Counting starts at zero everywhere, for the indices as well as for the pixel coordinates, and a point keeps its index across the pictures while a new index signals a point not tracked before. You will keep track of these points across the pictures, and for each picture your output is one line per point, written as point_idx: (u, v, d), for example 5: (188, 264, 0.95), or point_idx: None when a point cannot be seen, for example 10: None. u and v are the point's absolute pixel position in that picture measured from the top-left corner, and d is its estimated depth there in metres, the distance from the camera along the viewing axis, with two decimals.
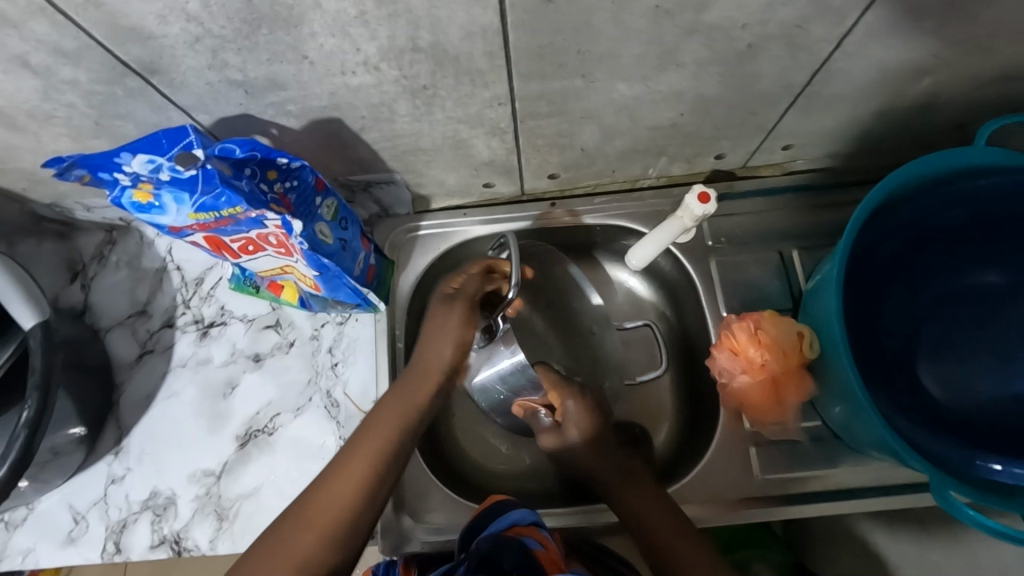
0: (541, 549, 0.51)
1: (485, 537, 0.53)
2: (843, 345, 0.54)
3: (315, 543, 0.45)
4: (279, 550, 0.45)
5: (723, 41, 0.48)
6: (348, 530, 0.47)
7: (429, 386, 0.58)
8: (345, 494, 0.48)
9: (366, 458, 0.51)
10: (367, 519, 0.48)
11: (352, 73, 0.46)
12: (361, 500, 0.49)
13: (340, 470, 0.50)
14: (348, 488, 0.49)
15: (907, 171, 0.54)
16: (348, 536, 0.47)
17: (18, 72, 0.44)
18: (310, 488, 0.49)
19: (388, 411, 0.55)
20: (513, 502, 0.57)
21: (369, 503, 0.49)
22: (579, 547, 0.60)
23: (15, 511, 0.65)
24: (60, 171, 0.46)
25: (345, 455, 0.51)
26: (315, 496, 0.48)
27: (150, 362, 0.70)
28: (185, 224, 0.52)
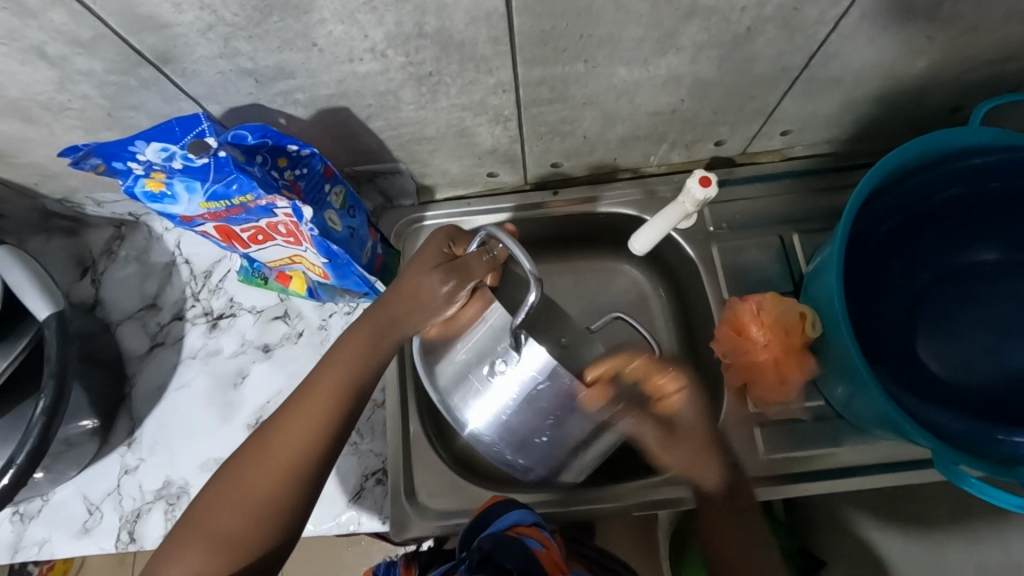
0: (543, 549, 0.51)
1: (487, 535, 0.52)
2: (846, 322, 0.54)
3: (277, 481, 0.47)
4: (239, 486, 0.46)
5: (721, 24, 0.49)
6: (309, 465, 0.48)
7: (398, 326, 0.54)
8: (303, 433, 0.49)
9: (332, 393, 0.51)
10: (328, 454, 0.50)
11: (360, 60, 0.48)
12: (323, 437, 0.49)
13: (303, 406, 0.50)
14: (309, 427, 0.49)
15: (906, 150, 0.55)
16: (308, 475, 0.48)
17: (34, 63, 0.45)
18: (272, 419, 0.50)
19: (353, 342, 0.53)
20: (514, 503, 0.57)
21: (329, 444, 0.49)
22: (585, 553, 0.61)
23: (30, 503, 0.66)
24: (75, 160, 0.47)
25: (308, 388, 0.51)
26: (274, 434, 0.49)
27: (161, 355, 0.71)
28: (196, 213, 0.53)
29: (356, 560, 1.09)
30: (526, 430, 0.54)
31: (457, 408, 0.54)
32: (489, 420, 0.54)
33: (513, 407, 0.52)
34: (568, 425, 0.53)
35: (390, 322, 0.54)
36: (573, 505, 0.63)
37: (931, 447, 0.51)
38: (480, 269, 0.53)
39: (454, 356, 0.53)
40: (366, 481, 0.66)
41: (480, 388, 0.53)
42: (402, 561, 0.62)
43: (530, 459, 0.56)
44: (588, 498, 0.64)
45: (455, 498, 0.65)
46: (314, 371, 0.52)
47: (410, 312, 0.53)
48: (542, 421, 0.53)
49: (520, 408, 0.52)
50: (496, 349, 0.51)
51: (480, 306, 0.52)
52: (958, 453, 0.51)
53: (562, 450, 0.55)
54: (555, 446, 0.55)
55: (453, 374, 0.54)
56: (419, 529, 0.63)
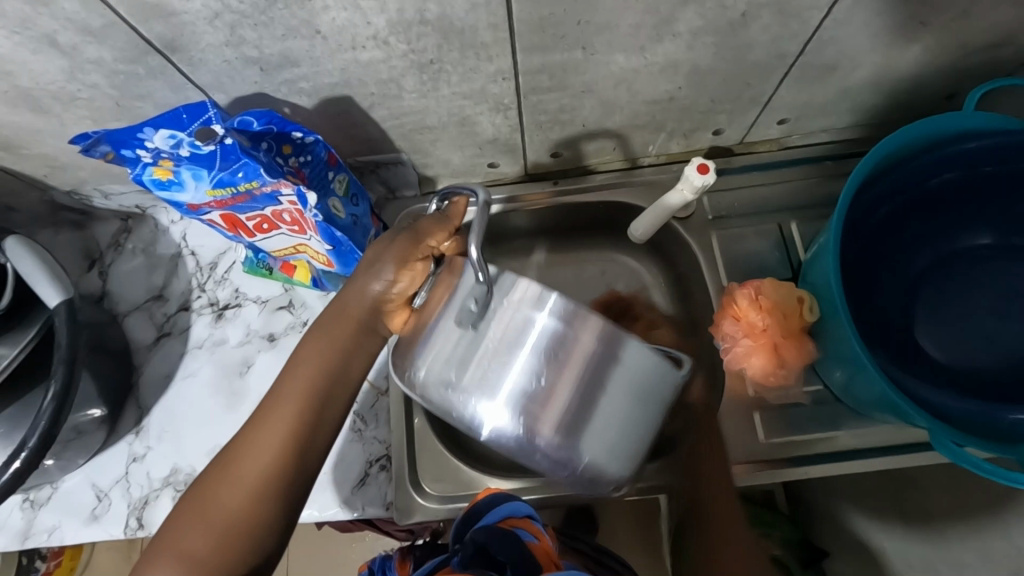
0: (536, 540, 0.51)
1: (479, 528, 0.51)
2: (843, 305, 0.55)
3: (245, 501, 0.45)
4: (206, 505, 0.44)
5: (716, 10, 0.50)
6: (276, 484, 0.46)
7: (350, 327, 0.52)
8: (267, 450, 0.46)
9: (299, 403, 0.48)
10: (298, 467, 0.48)
11: (362, 48, 0.49)
12: (287, 453, 0.47)
13: (268, 419, 0.48)
14: (274, 440, 0.47)
15: (902, 134, 0.56)
16: (278, 495, 0.46)
17: (47, 51, 0.46)
18: (237, 438, 0.48)
19: (309, 348, 0.51)
20: (507, 495, 0.56)
21: (299, 454, 0.48)
22: (580, 548, 0.63)
23: (40, 490, 0.66)
24: (85, 147, 0.48)
25: (271, 402, 0.49)
26: (241, 450, 0.47)
27: (168, 345, 0.72)
28: (203, 201, 0.54)
29: (360, 555, 1.10)
30: (557, 407, 0.44)
31: (459, 406, 0.45)
32: (503, 402, 0.44)
33: (529, 369, 0.44)
34: (614, 392, 0.44)
35: (344, 313, 0.52)
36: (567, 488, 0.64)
37: (928, 427, 0.52)
38: (434, 230, 0.54)
39: (433, 338, 0.46)
40: (371, 468, 0.67)
41: (481, 359, 0.44)
42: (397, 554, 0.62)
43: (588, 459, 0.44)
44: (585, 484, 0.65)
45: (458, 483, 0.66)
46: (281, 378, 0.50)
47: (353, 298, 0.52)
48: (573, 387, 0.44)
49: (540, 372, 0.43)
50: (465, 299, 0.45)
51: (447, 276, 0.48)
52: (958, 434, 0.52)
53: (620, 438, 0.45)
54: (602, 430, 0.44)
55: (440, 356, 0.45)
56: (425, 514, 0.64)
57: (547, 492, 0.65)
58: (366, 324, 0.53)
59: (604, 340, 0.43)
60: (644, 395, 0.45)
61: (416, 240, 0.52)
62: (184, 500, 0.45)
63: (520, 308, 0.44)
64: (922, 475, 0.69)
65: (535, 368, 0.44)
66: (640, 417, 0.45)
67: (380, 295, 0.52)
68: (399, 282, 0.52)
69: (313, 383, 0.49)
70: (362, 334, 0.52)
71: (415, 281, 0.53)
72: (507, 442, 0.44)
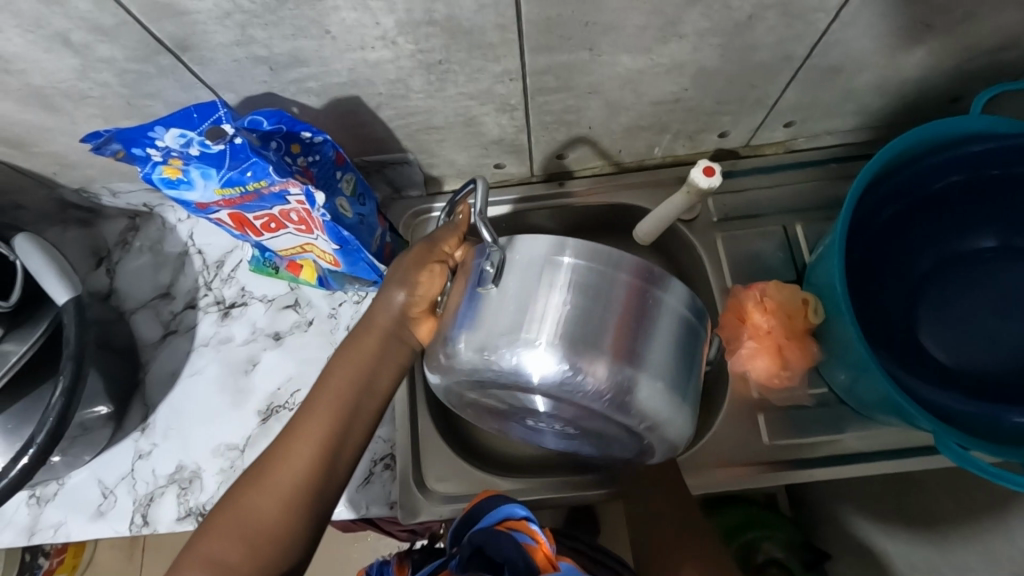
0: (533, 542, 0.51)
1: (476, 532, 0.52)
2: (847, 307, 0.55)
3: (278, 511, 0.46)
4: (236, 517, 0.46)
5: (723, 11, 0.50)
6: (306, 495, 0.47)
7: (380, 342, 0.53)
8: (299, 462, 0.48)
9: (329, 416, 0.50)
10: (329, 480, 0.49)
11: (371, 48, 0.49)
12: (317, 465, 0.48)
13: (298, 433, 0.49)
14: (306, 452, 0.48)
15: (908, 137, 0.56)
16: (305, 508, 0.47)
17: (59, 50, 0.47)
18: (269, 450, 0.49)
19: (340, 364, 0.52)
20: (505, 496, 0.57)
21: (331, 466, 0.49)
22: (578, 548, 0.63)
23: (46, 486, 0.67)
24: (96, 146, 0.49)
25: (302, 416, 0.50)
26: (271, 463, 0.48)
27: (174, 342, 0.72)
28: (211, 200, 0.54)
29: (361, 556, 1.10)
30: (602, 343, 0.44)
31: (508, 363, 0.45)
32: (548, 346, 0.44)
33: (567, 309, 0.44)
34: (657, 321, 0.45)
35: (371, 325, 0.53)
36: (567, 490, 0.65)
37: (932, 429, 0.52)
38: (449, 238, 0.54)
39: (467, 309, 0.46)
40: (375, 467, 0.66)
41: (517, 312, 0.44)
42: (394, 560, 0.62)
43: (640, 389, 0.44)
44: (586, 484, 0.65)
45: (461, 482, 0.66)
46: (310, 395, 0.51)
47: (379, 311, 0.53)
48: (613, 320, 0.44)
49: (578, 312, 0.44)
50: (480, 267, 0.46)
51: (463, 277, 0.48)
52: (962, 436, 0.52)
53: (669, 366, 0.45)
54: (648, 355, 0.44)
55: (477, 320, 0.45)
56: (429, 514, 0.63)
57: (548, 495, 0.65)
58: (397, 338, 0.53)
59: (639, 273, 0.45)
60: (682, 325, 0.46)
61: (430, 247, 0.53)
62: (217, 511, 0.47)
63: (540, 258, 0.45)
64: (929, 477, 0.69)
65: (572, 307, 0.44)
66: (684, 348, 0.46)
67: (404, 305, 0.53)
68: (422, 289, 0.53)
69: (342, 396, 0.51)
70: (389, 342, 0.53)
71: (435, 285, 0.53)
72: (566, 388, 0.44)
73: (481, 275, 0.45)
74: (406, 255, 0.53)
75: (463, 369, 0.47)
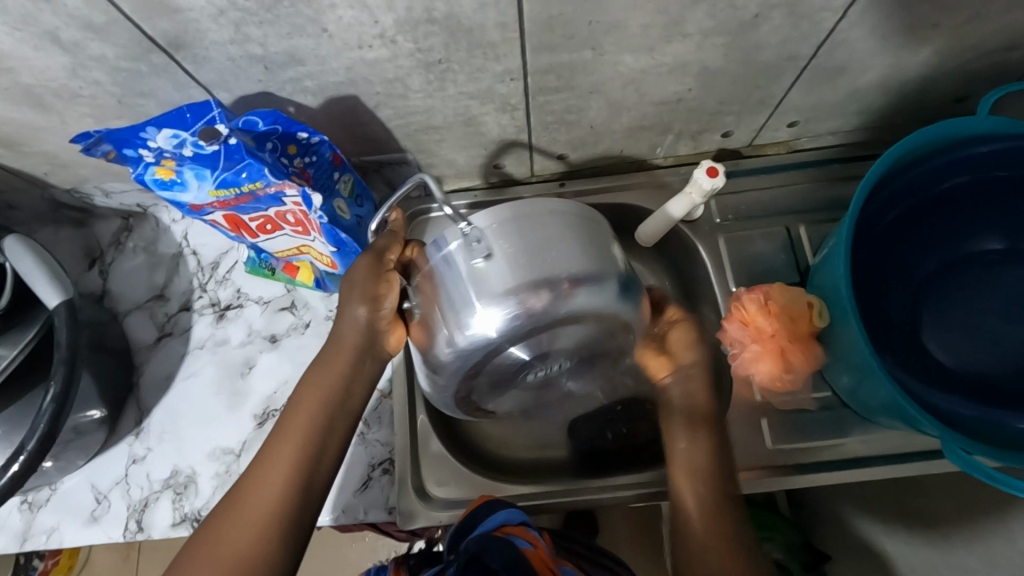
0: (531, 547, 0.50)
1: (473, 536, 0.51)
2: (852, 312, 0.54)
3: (254, 535, 0.46)
4: (218, 547, 0.45)
5: (728, 10, 0.49)
6: (282, 516, 0.47)
7: (345, 356, 0.53)
8: (273, 484, 0.48)
9: (299, 436, 0.50)
10: (307, 499, 0.49)
11: (369, 47, 0.48)
12: (292, 485, 0.48)
13: (272, 459, 0.49)
14: (280, 475, 0.48)
15: (916, 138, 0.55)
16: (285, 532, 0.47)
17: (49, 48, 0.46)
18: (247, 475, 0.49)
19: (309, 385, 0.52)
20: (504, 502, 0.56)
21: (305, 485, 0.49)
22: (576, 548, 0.61)
23: (38, 492, 0.66)
24: (87, 146, 0.48)
25: (274, 440, 0.50)
26: (247, 491, 0.48)
27: (169, 345, 0.71)
28: (205, 202, 0.53)
29: (360, 556, 1.09)
30: (550, 271, 0.45)
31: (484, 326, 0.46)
32: (511, 299, 0.45)
33: (512, 259, 0.45)
34: (589, 243, 0.47)
35: (340, 345, 0.53)
36: (568, 493, 0.64)
37: (937, 434, 0.51)
38: (391, 245, 0.54)
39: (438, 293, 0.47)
40: (373, 472, 0.66)
41: (480, 280, 0.45)
42: (391, 564, 0.58)
43: (591, 299, 0.47)
44: (587, 487, 0.64)
45: (461, 487, 0.65)
46: (281, 420, 0.52)
47: (346, 329, 0.53)
48: (547, 248, 0.45)
49: (520, 261, 0.45)
50: (440, 254, 0.47)
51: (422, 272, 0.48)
52: (968, 441, 0.51)
53: (605, 266, 0.48)
54: (587, 260, 0.46)
55: (445, 296, 0.47)
56: (427, 519, 0.62)
57: (548, 500, 0.64)
58: (364, 348, 0.54)
59: (560, 208, 0.47)
60: (606, 241, 0.49)
61: (376, 257, 0.52)
62: (197, 536, 0.47)
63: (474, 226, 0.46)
64: (926, 481, 0.69)
65: (515, 253, 0.45)
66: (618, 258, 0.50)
67: (368, 320, 0.53)
68: (380, 302, 0.53)
69: (314, 415, 0.51)
70: (362, 357, 0.54)
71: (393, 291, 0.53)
72: (533, 323, 0.46)
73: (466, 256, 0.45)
74: (357, 267, 0.52)
75: (457, 347, 0.48)
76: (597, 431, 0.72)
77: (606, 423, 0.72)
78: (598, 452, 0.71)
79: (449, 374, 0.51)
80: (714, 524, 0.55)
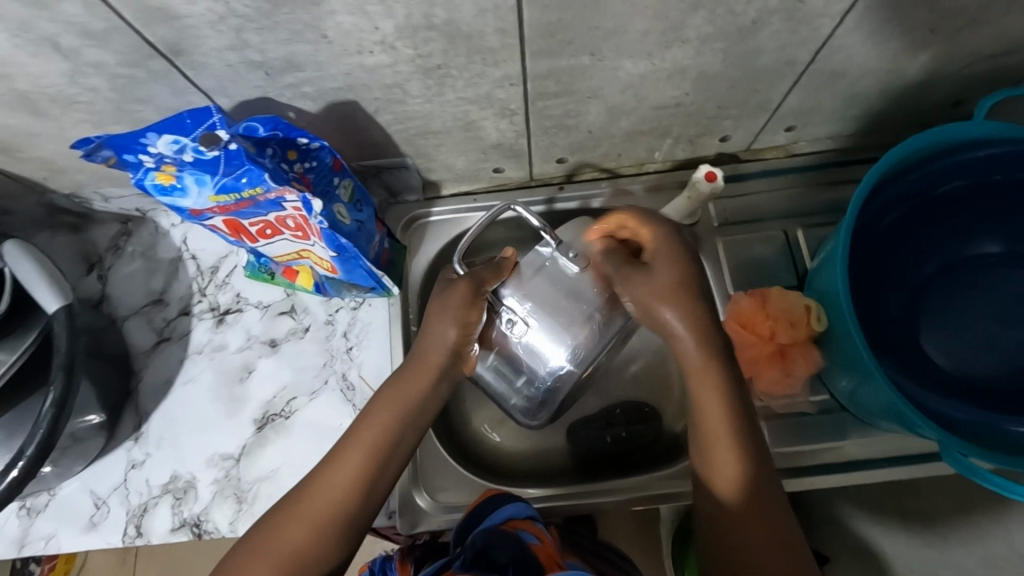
0: (538, 541, 0.50)
1: (480, 531, 0.51)
2: (852, 314, 0.54)
3: (305, 538, 0.46)
4: (267, 544, 0.46)
5: (726, 16, 0.49)
6: (337, 522, 0.47)
7: (426, 375, 0.55)
8: (336, 489, 0.48)
9: (369, 446, 0.51)
10: (364, 511, 0.49)
11: (368, 52, 0.48)
12: (354, 494, 0.49)
13: (336, 463, 0.50)
14: (344, 481, 0.49)
15: (913, 142, 0.56)
16: (332, 538, 0.47)
17: (47, 54, 0.46)
18: (308, 478, 0.50)
19: (385, 396, 0.54)
20: (509, 495, 0.56)
21: (363, 496, 0.49)
22: (579, 544, 0.62)
23: (36, 497, 0.66)
24: (87, 152, 0.48)
25: (341, 447, 0.51)
26: (309, 490, 0.49)
27: (168, 349, 0.71)
28: (205, 207, 0.53)
29: None
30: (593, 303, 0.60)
31: (570, 341, 0.59)
32: (589, 320, 0.60)
33: (585, 280, 0.60)
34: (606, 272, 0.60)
35: (423, 365, 0.56)
36: (570, 497, 0.64)
37: (937, 438, 0.51)
38: (490, 276, 0.59)
39: (537, 315, 0.60)
40: None
41: (567, 301, 0.60)
42: (396, 555, 0.59)
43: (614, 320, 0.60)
44: (589, 491, 0.64)
45: (459, 491, 0.65)
46: (353, 427, 0.53)
47: (432, 350, 0.56)
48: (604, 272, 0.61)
49: (590, 282, 0.60)
50: (541, 288, 0.60)
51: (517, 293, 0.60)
52: (968, 446, 0.51)
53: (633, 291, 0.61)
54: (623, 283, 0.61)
55: (544, 326, 0.60)
56: (428, 525, 0.63)
57: (551, 500, 0.65)
58: (442, 372, 0.56)
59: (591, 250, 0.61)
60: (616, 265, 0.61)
61: (475, 285, 0.58)
62: (249, 534, 0.47)
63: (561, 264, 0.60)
64: (925, 482, 0.70)
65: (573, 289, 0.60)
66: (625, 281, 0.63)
67: (455, 343, 0.57)
68: (469, 327, 0.58)
69: (385, 429, 0.52)
70: (441, 380, 0.56)
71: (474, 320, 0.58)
72: (597, 341, 0.60)
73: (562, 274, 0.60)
74: (455, 293, 0.57)
75: (551, 368, 0.60)
76: (597, 435, 0.73)
77: (606, 426, 0.73)
78: (596, 456, 0.72)
79: (533, 399, 0.61)
80: (757, 500, 0.45)
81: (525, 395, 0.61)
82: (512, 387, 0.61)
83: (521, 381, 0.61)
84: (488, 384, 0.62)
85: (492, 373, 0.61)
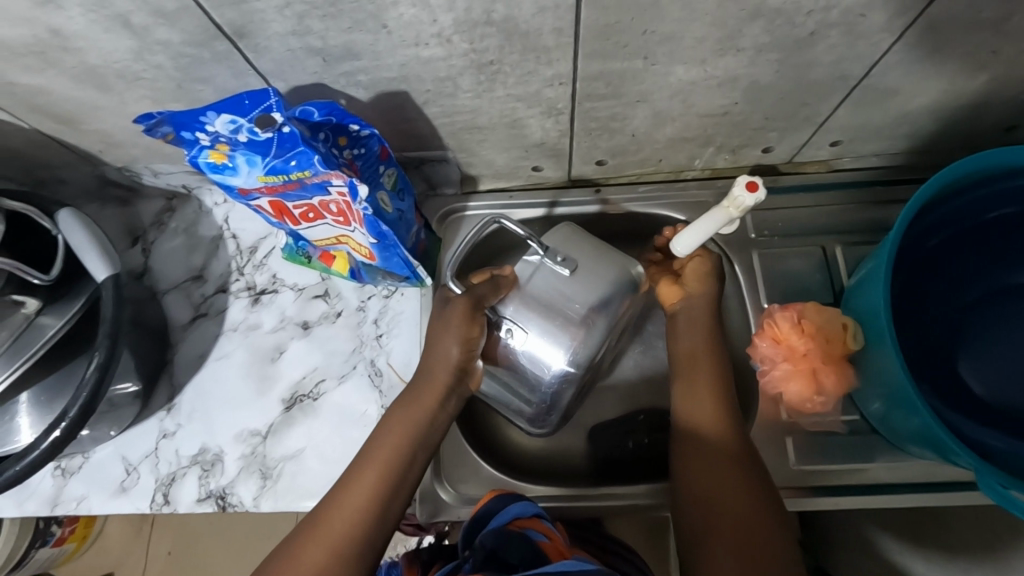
0: (547, 540, 0.50)
1: (488, 532, 0.50)
2: (892, 338, 0.53)
3: (324, 557, 0.47)
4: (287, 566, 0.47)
5: (785, 27, 0.49)
6: (355, 541, 0.49)
7: (436, 391, 0.57)
8: (351, 510, 0.50)
9: (379, 466, 0.53)
10: (378, 528, 0.50)
11: (425, 45, 0.49)
12: (368, 513, 0.50)
13: (351, 485, 0.52)
14: (358, 502, 0.50)
15: (971, 161, 0.54)
16: (358, 548, 0.48)
17: (119, 31, 0.47)
18: (326, 501, 0.52)
19: (396, 417, 0.57)
20: (512, 496, 0.56)
21: (378, 514, 0.50)
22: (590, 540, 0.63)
23: (72, 459, 0.68)
24: (148, 127, 0.50)
25: (355, 470, 0.53)
26: (327, 512, 0.50)
27: (204, 325, 0.73)
28: (254, 186, 0.55)
29: None
30: (585, 307, 0.58)
31: (569, 341, 0.57)
32: (580, 323, 0.58)
33: (576, 283, 0.59)
34: (595, 273, 0.59)
35: (432, 383, 0.58)
36: (581, 497, 0.65)
37: (972, 466, 0.49)
38: (489, 292, 0.59)
39: (534, 321, 0.58)
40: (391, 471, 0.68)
41: (560, 304, 0.58)
42: (403, 561, 0.60)
43: (602, 321, 0.58)
44: (612, 493, 0.65)
45: (479, 485, 0.66)
46: (366, 450, 0.55)
47: (438, 368, 0.58)
48: (597, 272, 0.59)
49: (581, 285, 0.59)
50: (534, 291, 0.59)
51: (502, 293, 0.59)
52: (1004, 476, 0.49)
53: (617, 290, 0.59)
54: (613, 281, 0.59)
55: (540, 328, 0.58)
56: (449, 515, 0.64)
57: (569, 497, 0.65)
58: (450, 387, 0.58)
59: (596, 253, 0.61)
60: (604, 262, 0.60)
61: (475, 304, 0.57)
62: (275, 555, 0.49)
63: (552, 266, 0.59)
64: (951, 514, 0.67)
65: (568, 290, 0.59)
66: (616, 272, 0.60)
67: (459, 360, 0.58)
68: (472, 344, 0.58)
69: (396, 449, 0.54)
70: (448, 396, 0.58)
71: (474, 338, 0.58)
72: (593, 341, 0.58)
73: (556, 275, 0.59)
74: (455, 312, 0.57)
75: (553, 373, 0.58)
76: (618, 439, 0.72)
77: (627, 431, 0.73)
78: (615, 459, 0.71)
79: (541, 403, 0.59)
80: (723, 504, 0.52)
81: (534, 400, 0.59)
82: (518, 394, 0.59)
83: (526, 387, 0.59)
84: (496, 396, 0.61)
85: (498, 386, 0.60)
